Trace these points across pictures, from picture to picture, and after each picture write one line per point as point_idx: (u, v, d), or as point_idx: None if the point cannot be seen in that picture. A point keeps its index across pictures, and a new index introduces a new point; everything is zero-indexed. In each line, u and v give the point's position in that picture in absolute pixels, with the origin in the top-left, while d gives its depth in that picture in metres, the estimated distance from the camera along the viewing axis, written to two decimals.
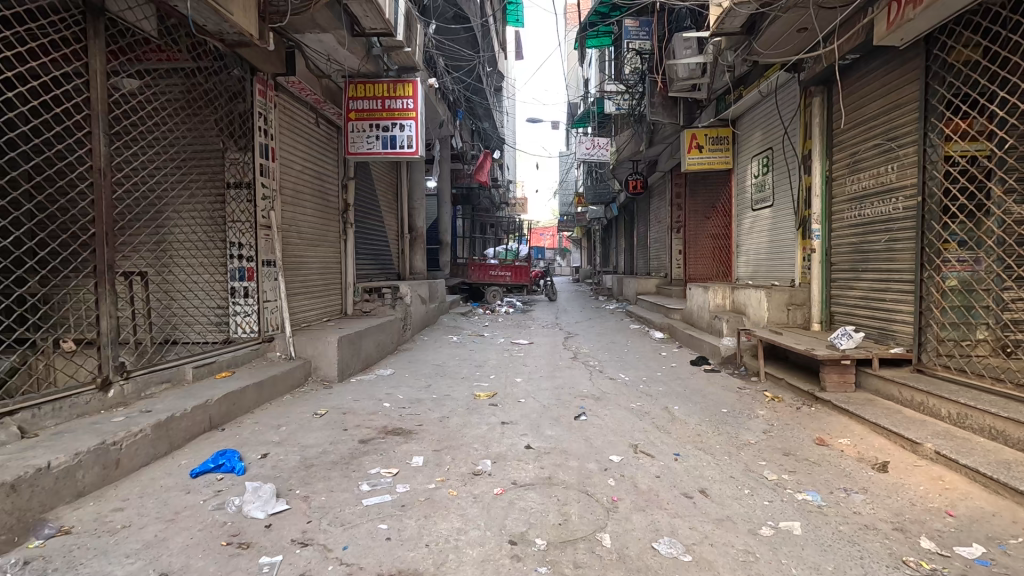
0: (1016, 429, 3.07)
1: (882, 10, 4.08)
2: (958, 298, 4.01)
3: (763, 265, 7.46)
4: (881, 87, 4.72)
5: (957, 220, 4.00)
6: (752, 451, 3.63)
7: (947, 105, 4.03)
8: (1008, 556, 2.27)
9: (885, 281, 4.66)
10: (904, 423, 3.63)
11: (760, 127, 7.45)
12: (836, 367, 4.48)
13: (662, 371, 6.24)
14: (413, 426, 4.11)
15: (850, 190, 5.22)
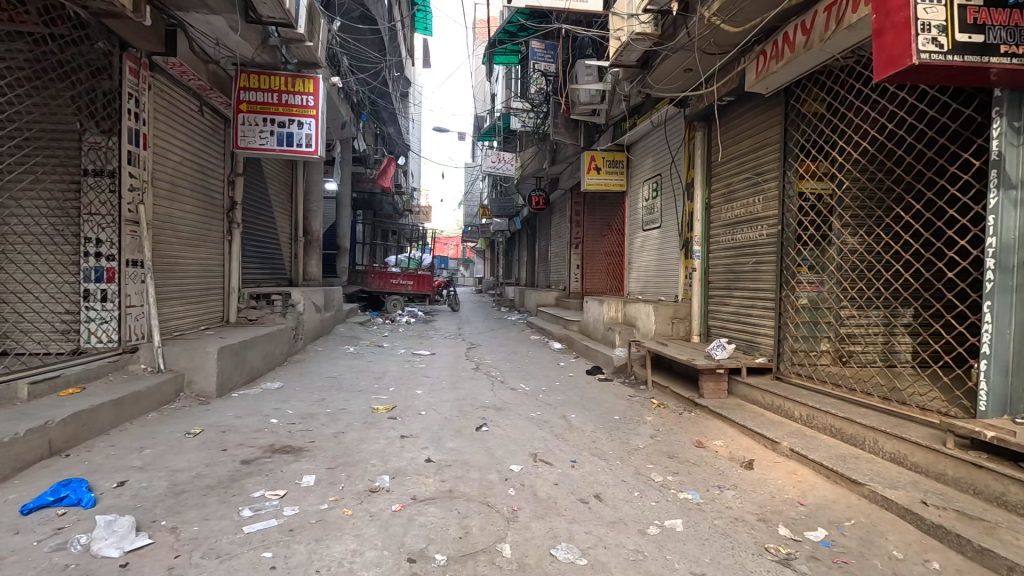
0: (848, 426, 3.61)
1: (752, 61, 4.65)
2: (807, 315, 4.64)
3: (651, 281, 8.07)
4: (749, 128, 5.40)
5: (808, 248, 4.66)
6: (641, 455, 3.89)
7: (800, 149, 4.71)
8: (846, 537, 2.64)
9: (752, 298, 5.29)
10: (766, 425, 4.12)
11: (651, 154, 8.11)
12: (712, 376, 4.96)
13: (561, 381, 6.45)
14: (305, 443, 3.84)
15: (725, 217, 5.85)
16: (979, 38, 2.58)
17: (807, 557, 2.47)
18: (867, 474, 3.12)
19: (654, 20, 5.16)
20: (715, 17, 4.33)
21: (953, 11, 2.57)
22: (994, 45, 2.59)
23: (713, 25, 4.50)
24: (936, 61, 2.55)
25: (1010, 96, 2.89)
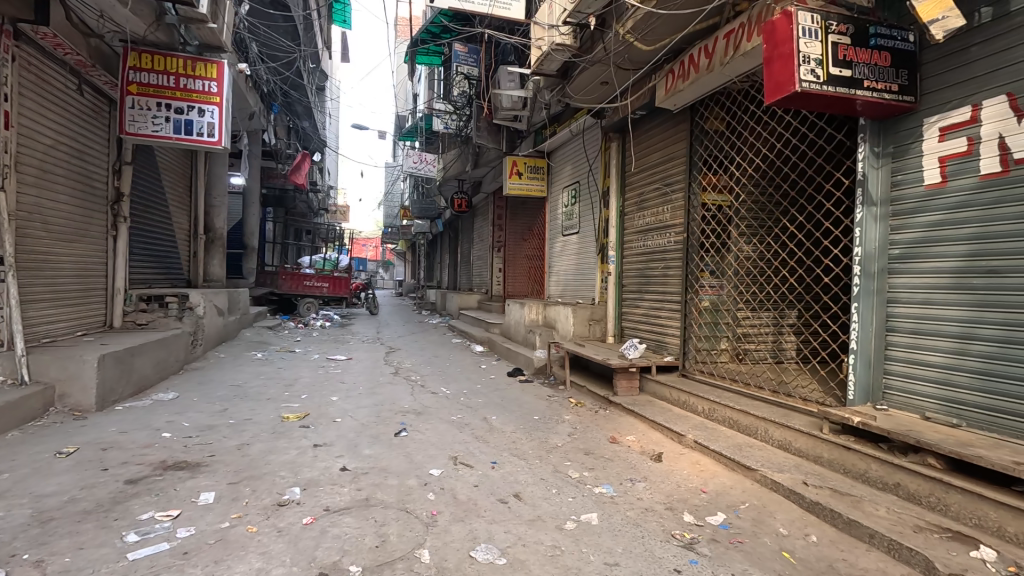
0: (744, 418, 3.95)
1: (662, 79, 4.97)
2: (709, 316, 5.02)
3: (570, 284, 8.33)
4: (659, 141, 5.76)
5: (709, 254, 5.06)
6: (559, 453, 3.99)
7: (704, 163, 5.12)
8: (741, 519, 2.89)
9: (660, 301, 5.64)
10: (673, 419, 4.40)
11: (570, 162, 8.39)
12: (625, 374, 5.22)
13: (482, 384, 6.47)
14: (203, 457, 3.52)
15: (637, 225, 6.20)
16: (847, 72, 2.95)
17: (708, 540, 2.67)
18: (758, 460, 3.43)
19: (573, 33, 5.33)
20: (629, 34, 4.56)
21: (827, 47, 2.92)
22: (859, 80, 2.97)
23: (627, 42, 4.74)
24: (815, 89, 2.87)
25: (871, 125, 3.33)
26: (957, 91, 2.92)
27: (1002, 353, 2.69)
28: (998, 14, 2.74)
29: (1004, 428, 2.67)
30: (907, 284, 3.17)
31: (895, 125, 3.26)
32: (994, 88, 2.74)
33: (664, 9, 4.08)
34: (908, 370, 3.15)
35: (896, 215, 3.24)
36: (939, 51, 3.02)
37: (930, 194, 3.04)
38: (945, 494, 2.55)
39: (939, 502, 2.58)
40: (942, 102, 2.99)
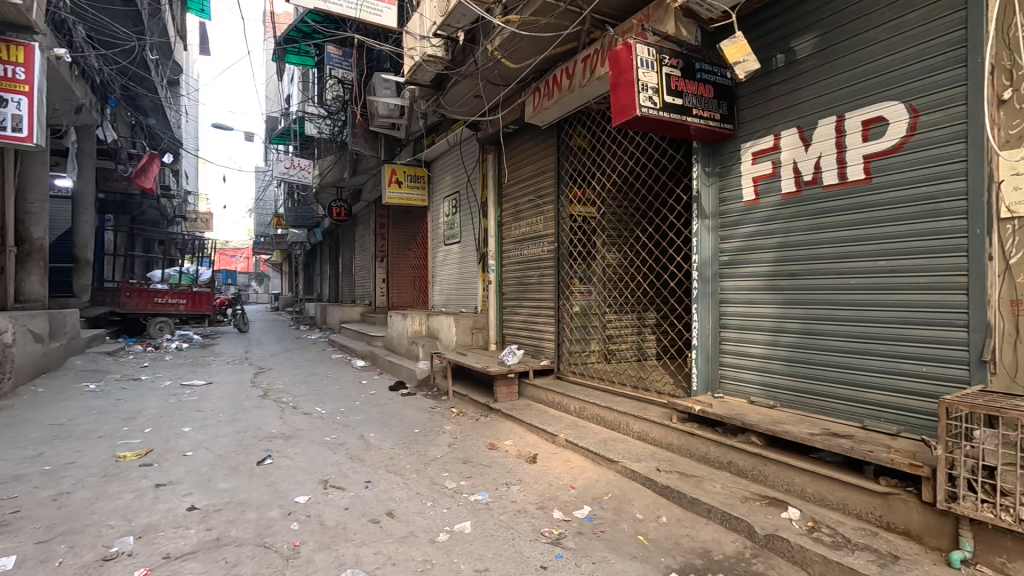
0: (608, 414, 4.26)
1: (530, 96, 5.20)
2: (580, 320, 5.35)
3: (453, 294, 8.35)
4: (531, 155, 6.03)
5: (577, 262, 5.38)
6: (437, 465, 3.96)
7: (570, 177, 5.44)
8: (604, 509, 3.10)
9: (537, 308, 5.88)
10: (547, 421, 4.60)
11: (449, 172, 8.44)
12: (505, 380, 5.37)
13: (361, 400, 6.21)
14: (4, 515, 2.94)
15: (513, 234, 6.41)
16: (679, 101, 3.34)
17: (574, 533, 2.83)
18: (620, 453, 3.71)
19: (444, 45, 5.35)
20: (496, 51, 4.72)
21: (662, 78, 3.29)
22: (689, 108, 3.37)
23: (495, 59, 4.89)
24: (652, 114, 3.21)
25: (702, 148, 3.80)
26: (763, 122, 3.44)
27: (802, 342, 3.21)
28: (789, 60, 3.28)
29: (805, 406, 3.17)
30: (734, 286, 3.66)
31: (720, 148, 3.75)
32: (788, 121, 3.29)
33: (527, 31, 4.31)
34: (737, 361, 3.63)
35: (724, 227, 3.73)
36: (749, 87, 3.54)
37: (747, 209, 3.56)
38: (763, 466, 2.97)
39: (760, 473, 2.99)
40: (754, 131, 3.51)
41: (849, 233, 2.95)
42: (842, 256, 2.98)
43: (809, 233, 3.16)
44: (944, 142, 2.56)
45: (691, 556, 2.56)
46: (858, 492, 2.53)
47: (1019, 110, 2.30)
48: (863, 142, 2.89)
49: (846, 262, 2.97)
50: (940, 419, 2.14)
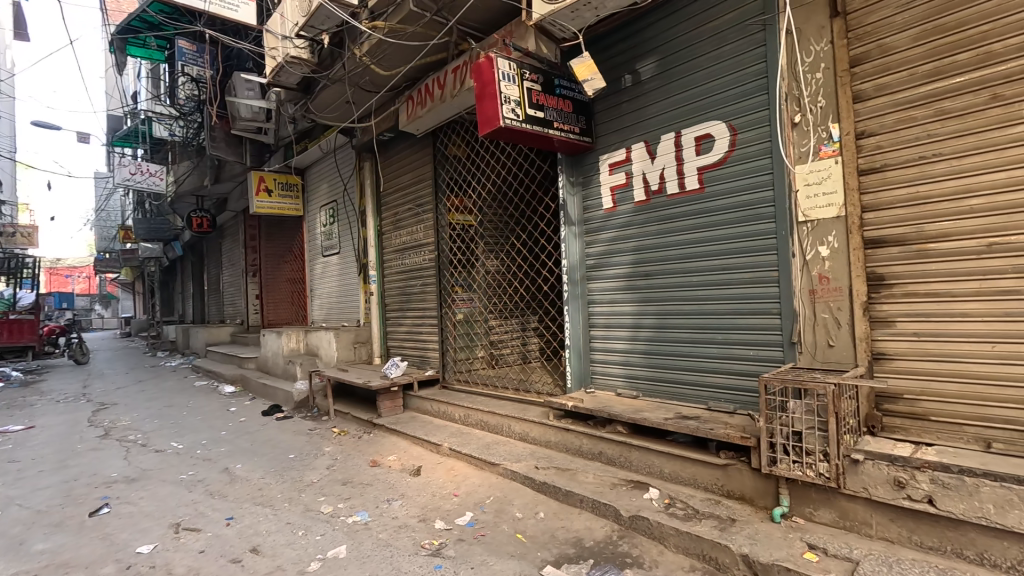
0: (492, 418, 4.32)
1: (403, 103, 5.14)
2: (463, 327, 5.42)
3: (334, 307, 7.94)
4: (408, 163, 5.96)
5: (459, 271, 5.43)
6: (313, 490, 3.72)
7: (448, 186, 5.50)
8: (486, 513, 3.13)
9: (420, 317, 5.81)
10: (432, 431, 4.55)
11: (325, 180, 8.04)
12: (389, 395, 5.22)
13: (228, 429, 5.64)
14: None
15: (394, 244, 6.28)
16: (540, 114, 3.53)
17: (455, 541, 2.82)
18: (502, 455, 3.78)
19: (309, 47, 5.10)
20: (365, 57, 4.60)
21: (523, 91, 3.45)
22: (550, 121, 3.58)
23: (363, 65, 4.77)
24: (516, 125, 3.34)
25: (566, 159, 4.04)
26: (617, 136, 3.75)
27: (657, 336, 3.53)
28: (635, 80, 3.62)
29: (662, 394, 3.49)
30: (600, 288, 3.93)
31: (582, 160, 4.02)
32: (637, 136, 3.62)
33: (394, 38, 4.26)
34: (604, 357, 3.89)
35: (588, 233, 4.00)
36: (604, 104, 3.84)
37: (607, 216, 3.85)
38: (628, 453, 3.20)
39: (626, 460, 3.22)
40: (609, 144, 3.82)
41: (690, 237, 3.32)
42: (686, 257, 3.35)
43: (659, 236, 3.50)
44: (755, 157, 3.00)
45: (566, 546, 2.68)
46: (704, 467, 2.83)
47: (807, 131, 2.74)
48: (696, 155, 3.28)
49: (689, 263, 3.33)
50: (761, 395, 2.48)
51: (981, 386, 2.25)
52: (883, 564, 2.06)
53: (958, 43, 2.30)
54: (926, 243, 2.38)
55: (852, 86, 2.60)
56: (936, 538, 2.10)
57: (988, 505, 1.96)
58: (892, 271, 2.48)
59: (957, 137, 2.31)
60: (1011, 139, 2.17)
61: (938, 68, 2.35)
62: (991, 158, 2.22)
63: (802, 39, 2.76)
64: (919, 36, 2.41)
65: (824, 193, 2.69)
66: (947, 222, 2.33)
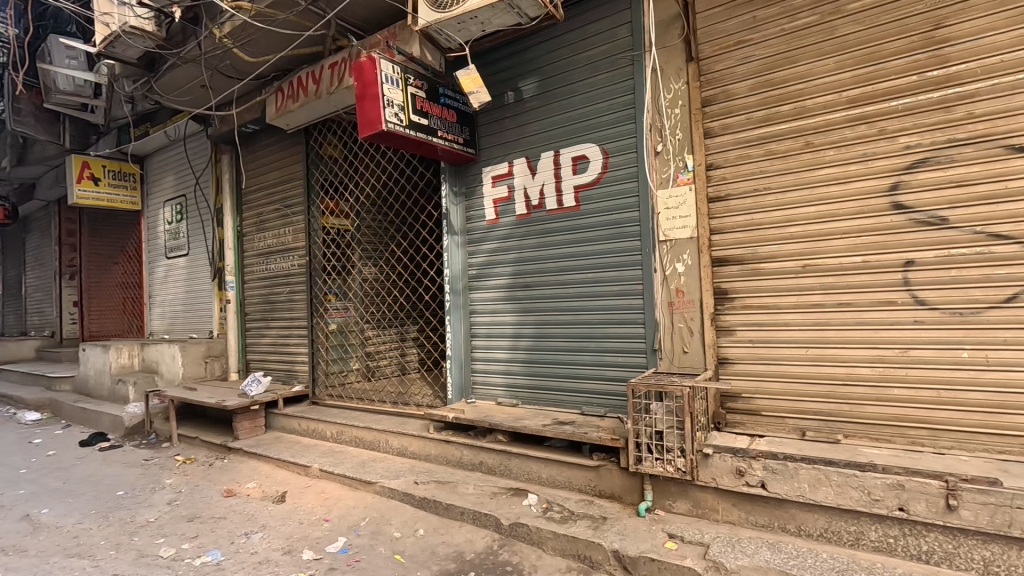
0: (367, 434, 4.10)
1: (271, 95, 4.71)
2: (336, 339, 5.11)
3: (179, 317, 6.95)
4: (276, 160, 5.48)
5: (332, 277, 5.10)
6: (149, 531, 3.18)
7: (321, 187, 5.15)
8: (360, 536, 2.95)
9: (287, 328, 5.34)
10: (300, 452, 4.18)
11: (171, 171, 7.06)
12: (247, 414, 4.71)
13: (30, 466, 4.61)
14: None
15: (257, 247, 5.70)
16: (424, 121, 3.47)
17: (326, 572, 2.60)
18: (378, 473, 3.60)
19: (155, 18, 4.44)
20: (225, 40, 4.13)
21: (407, 96, 3.36)
22: (434, 129, 3.54)
23: (224, 47, 4.28)
24: (398, 130, 3.24)
25: (449, 168, 4.04)
26: (499, 150, 3.84)
27: (535, 345, 3.66)
28: (517, 97, 3.74)
29: (541, 401, 3.61)
30: (481, 298, 3.96)
31: (465, 170, 4.04)
32: (519, 152, 3.73)
33: (263, 23, 3.88)
34: (485, 366, 3.92)
35: (470, 243, 4.02)
36: (487, 117, 3.91)
37: (489, 227, 3.91)
38: (508, 461, 3.25)
39: (506, 468, 3.27)
40: (492, 157, 3.89)
41: (566, 250, 3.51)
42: (563, 269, 3.52)
43: (538, 249, 3.64)
44: (622, 179, 3.27)
45: (446, 561, 2.62)
46: (578, 470, 2.98)
47: (667, 160, 3.07)
48: (573, 174, 3.47)
49: (565, 274, 3.51)
50: (629, 399, 2.69)
51: (799, 384, 2.68)
52: (727, 545, 2.34)
53: (782, 96, 2.73)
54: (759, 263, 2.79)
55: (704, 124, 2.97)
56: (767, 517, 2.45)
57: (804, 485, 2.33)
58: (733, 286, 2.87)
59: (781, 175, 2.74)
60: (819, 179, 2.63)
61: (768, 115, 2.77)
62: (806, 193, 2.67)
63: (663, 77, 3.10)
64: (754, 87, 2.82)
65: (681, 216, 3.02)
66: (774, 246, 2.75)
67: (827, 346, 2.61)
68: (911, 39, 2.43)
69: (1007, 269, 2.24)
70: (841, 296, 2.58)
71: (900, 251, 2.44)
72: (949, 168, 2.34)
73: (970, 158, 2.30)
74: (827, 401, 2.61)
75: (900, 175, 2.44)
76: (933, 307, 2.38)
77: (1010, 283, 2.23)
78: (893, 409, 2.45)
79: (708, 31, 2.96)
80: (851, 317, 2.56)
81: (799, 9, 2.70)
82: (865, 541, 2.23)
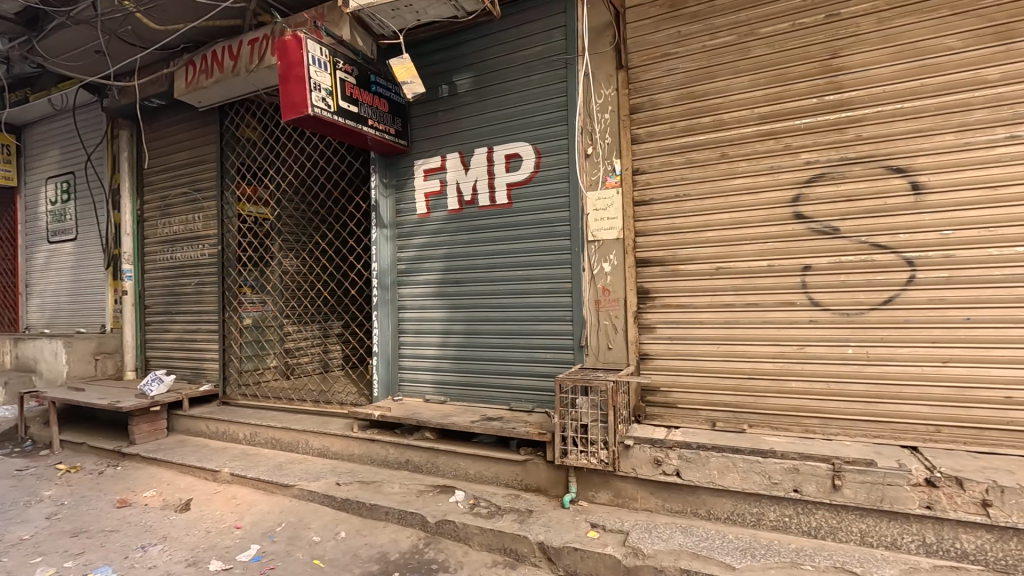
0: (284, 435, 3.88)
1: (180, 68, 4.31)
2: (251, 334, 4.80)
3: (63, 309, 6.19)
4: (185, 140, 5.04)
5: (248, 269, 4.78)
6: (23, 550, 2.81)
7: (237, 171, 4.80)
8: (276, 542, 2.79)
9: (195, 322, 4.93)
10: (207, 456, 3.88)
11: (56, 145, 6.26)
12: (146, 417, 4.29)
13: None
14: None
15: (161, 233, 5.21)
16: (354, 108, 3.34)
17: None
18: (297, 475, 3.42)
19: None
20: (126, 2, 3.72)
21: (336, 80, 3.21)
22: (364, 118, 3.41)
23: (125, 10, 3.86)
24: (325, 116, 3.09)
25: (379, 159, 3.91)
26: (432, 143, 3.78)
27: (465, 342, 3.64)
28: (452, 91, 3.70)
29: (469, 397, 3.60)
30: (409, 294, 3.88)
31: (396, 162, 3.94)
32: (453, 146, 3.69)
33: None
34: (413, 363, 3.85)
35: (400, 237, 3.93)
36: (420, 109, 3.83)
37: (419, 221, 3.84)
38: (435, 458, 3.22)
39: (433, 466, 3.23)
40: (424, 150, 3.82)
41: (498, 247, 3.52)
42: (493, 266, 3.53)
43: (469, 245, 3.63)
44: (553, 179, 3.33)
45: (369, 563, 2.55)
46: (505, 465, 3.00)
47: (596, 163, 3.18)
48: (506, 172, 3.49)
49: (496, 272, 3.52)
50: (557, 394, 2.75)
51: (712, 378, 2.88)
52: (644, 531, 2.47)
53: (702, 108, 2.91)
54: (678, 265, 2.96)
55: (632, 130, 3.10)
56: (680, 503, 2.61)
57: (714, 472, 2.51)
58: (655, 286, 3.03)
59: (700, 182, 2.92)
60: (732, 188, 2.84)
61: (689, 125, 2.94)
62: (721, 201, 2.86)
63: (595, 82, 3.20)
64: (677, 98, 2.98)
65: (609, 218, 3.13)
66: (692, 249, 2.93)
67: (736, 343, 2.83)
68: (814, 65, 2.68)
69: (885, 275, 2.54)
70: (749, 296, 2.80)
71: (799, 257, 2.69)
72: (841, 184, 2.62)
73: (858, 176, 2.58)
74: (735, 394, 2.82)
75: (800, 188, 2.69)
76: (826, 308, 2.65)
77: (887, 287, 2.53)
78: (792, 400, 2.70)
79: (638, 41, 3.10)
80: (757, 316, 2.78)
81: (719, 29, 2.89)
82: (765, 521, 2.44)
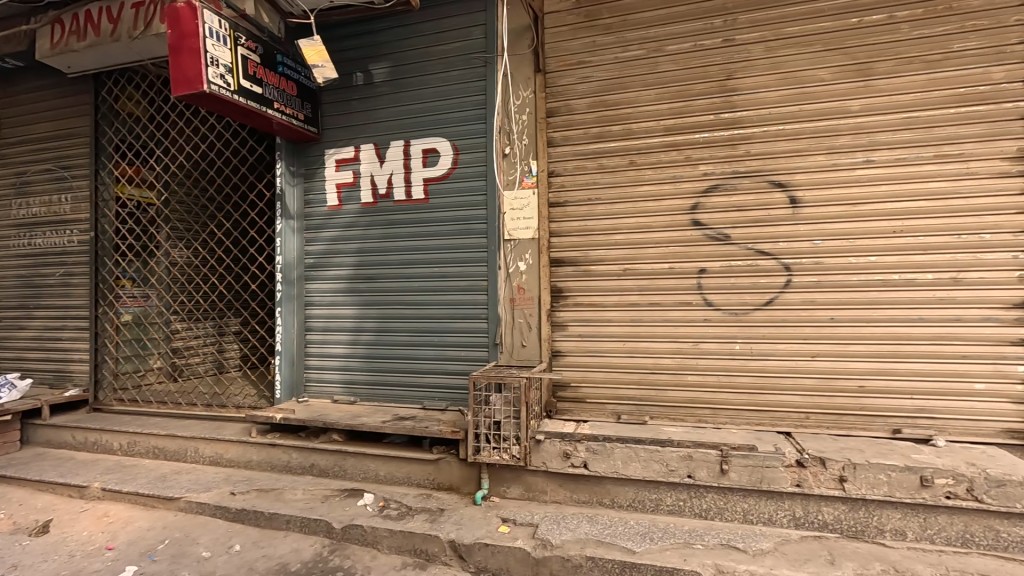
0: (169, 442, 3.52)
1: (42, 27, 3.71)
2: (130, 332, 4.30)
3: None
4: (49, 109, 4.39)
5: (128, 259, 4.27)
6: None
7: (115, 149, 4.27)
8: (157, 561, 2.52)
9: (60, 318, 4.32)
10: (72, 470, 3.41)
11: None
12: None
13: None
14: None
15: (15, 215, 4.49)
16: (257, 89, 3.10)
17: None
18: (183, 486, 3.11)
19: None
20: None
21: (237, 57, 2.96)
22: (269, 100, 3.18)
23: None
24: (223, 94, 2.84)
25: (285, 146, 3.67)
26: (344, 132, 3.62)
27: (376, 339, 3.53)
28: (366, 80, 3.56)
29: (380, 396, 3.50)
30: (317, 289, 3.69)
31: (305, 150, 3.72)
32: (367, 136, 3.56)
33: None
34: (320, 362, 3.66)
35: (308, 229, 3.71)
36: (332, 95, 3.65)
37: (330, 214, 3.65)
38: (343, 461, 3.08)
39: (340, 469, 3.10)
40: (336, 139, 3.64)
41: (413, 244, 3.45)
42: (408, 262, 3.46)
43: (383, 239, 3.51)
44: (471, 177, 3.32)
45: None
46: (417, 465, 2.95)
47: (513, 163, 3.22)
48: (422, 167, 3.42)
49: (411, 268, 3.45)
50: (471, 391, 2.74)
51: (618, 373, 3.03)
52: (553, 523, 2.55)
53: (614, 117, 3.06)
54: (589, 266, 3.09)
55: (548, 132, 3.18)
56: (588, 493, 2.71)
57: (619, 462, 2.64)
58: (568, 285, 3.13)
59: (611, 187, 3.06)
60: (640, 195, 3.01)
61: (601, 132, 3.07)
62: (629, 206, 3.02)
63: (513, 84, 3.24)
64: (591, 105, 3.10)
65: (525, 217, 3.19)
66: (602, 250, 3.07)
67: (640, 340, 3.00)
68: (713, 84, 2.91)
69: (767, 279, 2.82)
70: (653, 296, 2.99)
71: (696, 260, 2.92)
72: (733, 195, 2.87)
73: (747, 188, 2.85)
74: (638, 388, 2.99)
75: (699, 198, 2.92)
76: (718, 308, 2.89)
77: (769, 289, 2.82)
78: (689, 393, 2.92)
79: (555, 47, 3.18)
80: (659, 315, 2.98)
81: (631, 42, 3.05)
82: (663, 506, 2.61)
